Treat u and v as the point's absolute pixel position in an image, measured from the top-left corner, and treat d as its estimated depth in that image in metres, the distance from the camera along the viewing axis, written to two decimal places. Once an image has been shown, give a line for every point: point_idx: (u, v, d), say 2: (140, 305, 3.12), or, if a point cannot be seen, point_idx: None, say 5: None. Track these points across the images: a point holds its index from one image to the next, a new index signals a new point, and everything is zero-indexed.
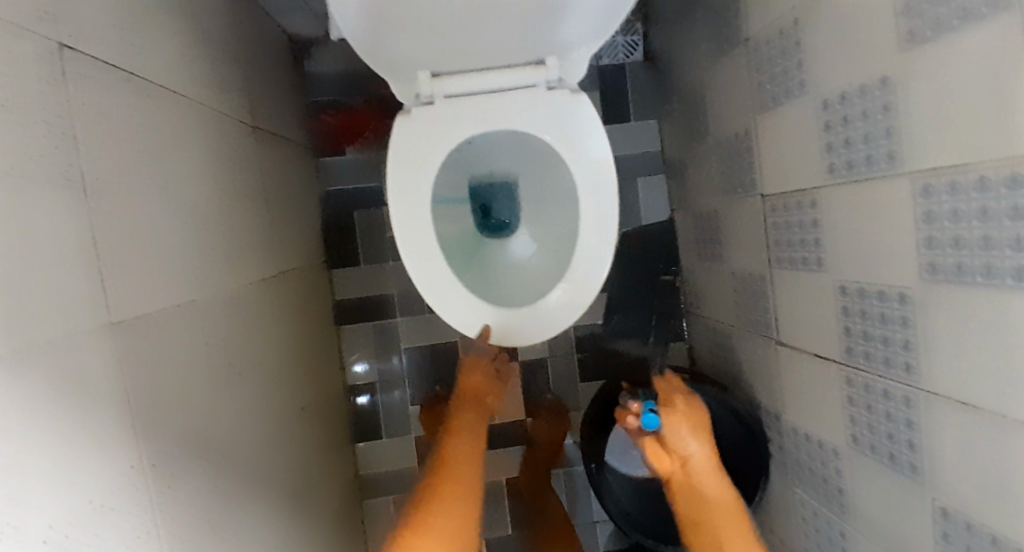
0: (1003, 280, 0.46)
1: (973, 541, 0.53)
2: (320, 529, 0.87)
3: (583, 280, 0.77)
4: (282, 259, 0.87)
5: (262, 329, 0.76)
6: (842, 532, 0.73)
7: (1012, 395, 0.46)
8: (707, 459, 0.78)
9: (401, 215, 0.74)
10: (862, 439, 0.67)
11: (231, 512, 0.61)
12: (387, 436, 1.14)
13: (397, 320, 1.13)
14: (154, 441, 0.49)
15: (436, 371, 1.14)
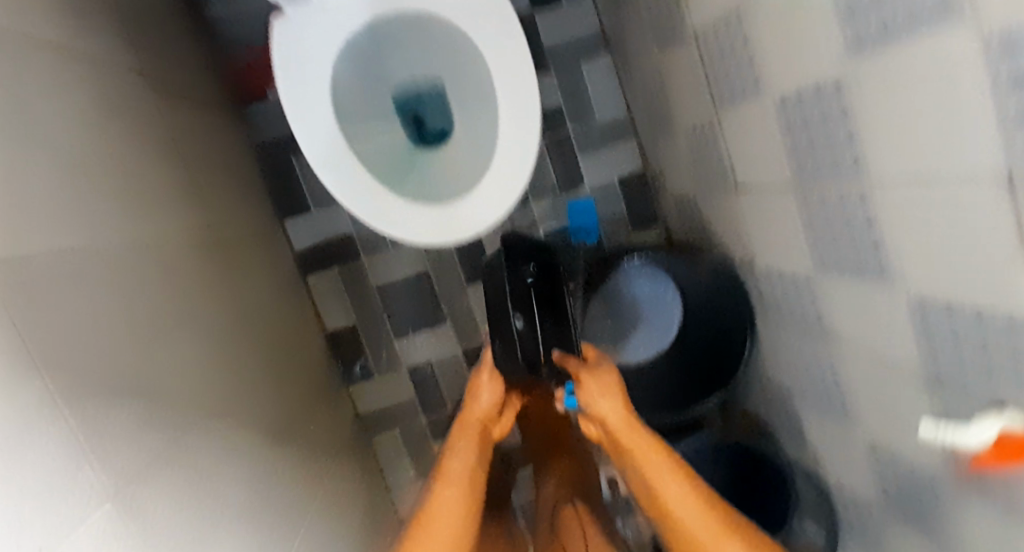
0: (923, 20, 0.38)
1: (956, 325, 0.48)
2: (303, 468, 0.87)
3: (511, 158, 0.75)
4: (207, 213, 0.84)
5: (194, 279, 0.73)
6: (831, 361, 0.70)
7: (954, 151, 0.40)
8: (618, 415, 0.71)
9: (309, 130, 0.74)
10: (828, 258, 0.63)
11: (176, 457, 0.60)
12: (379, 375, 1.15)
13: (362, 260, 1.11)
14: (68, 375, 0.47)
15: (417, 299, 1.13)
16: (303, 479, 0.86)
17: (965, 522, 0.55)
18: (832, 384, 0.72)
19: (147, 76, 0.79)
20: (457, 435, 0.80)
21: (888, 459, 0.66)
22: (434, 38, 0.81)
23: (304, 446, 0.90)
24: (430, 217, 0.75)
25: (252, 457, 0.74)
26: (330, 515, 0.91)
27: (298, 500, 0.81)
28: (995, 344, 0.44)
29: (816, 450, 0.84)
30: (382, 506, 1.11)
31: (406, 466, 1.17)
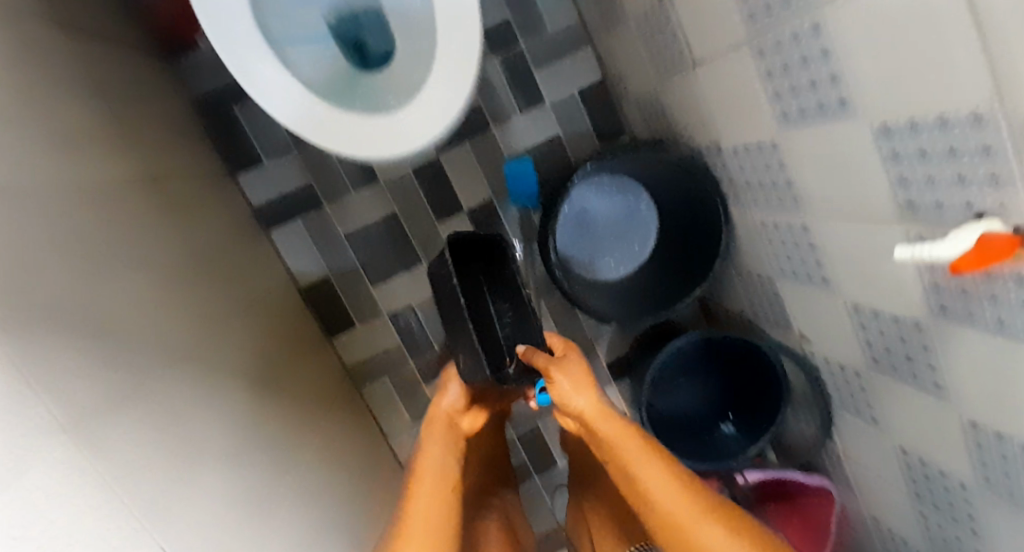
0: None
1: (922, 144, 0.45)
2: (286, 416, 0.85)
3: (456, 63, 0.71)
4: (143, 169, 0.79)
5: (133, 230, 0.69)
6: (804, 226, 0.69)
7: None
8: (597, 410, 0.66)
9: (241, 65, 0.71)
10: (789, 111, 0.60)
11: (149, 402, 0.56)
12: (360, 323, 1.12)
13: (323, 208, 1.07)
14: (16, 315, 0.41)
15: (387, 242, 1.09)
16: (288, 425, 0.85)
17: (957, 355, 0.54)
18: (806, 252, 0.71)
19: (59, 22, 0.74)
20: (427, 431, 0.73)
21: (870, 315, 0.65)
22: None
23: (284, 396, 0.88)
24: (379, 128, 0.73)
25: (227, 404, 0.72)
26: (321, 462, 0.89)
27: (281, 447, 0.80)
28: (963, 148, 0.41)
29: (802, 330, 0.82)
30: (380, 456, 1.10)
31: (401, 413, 1.16)
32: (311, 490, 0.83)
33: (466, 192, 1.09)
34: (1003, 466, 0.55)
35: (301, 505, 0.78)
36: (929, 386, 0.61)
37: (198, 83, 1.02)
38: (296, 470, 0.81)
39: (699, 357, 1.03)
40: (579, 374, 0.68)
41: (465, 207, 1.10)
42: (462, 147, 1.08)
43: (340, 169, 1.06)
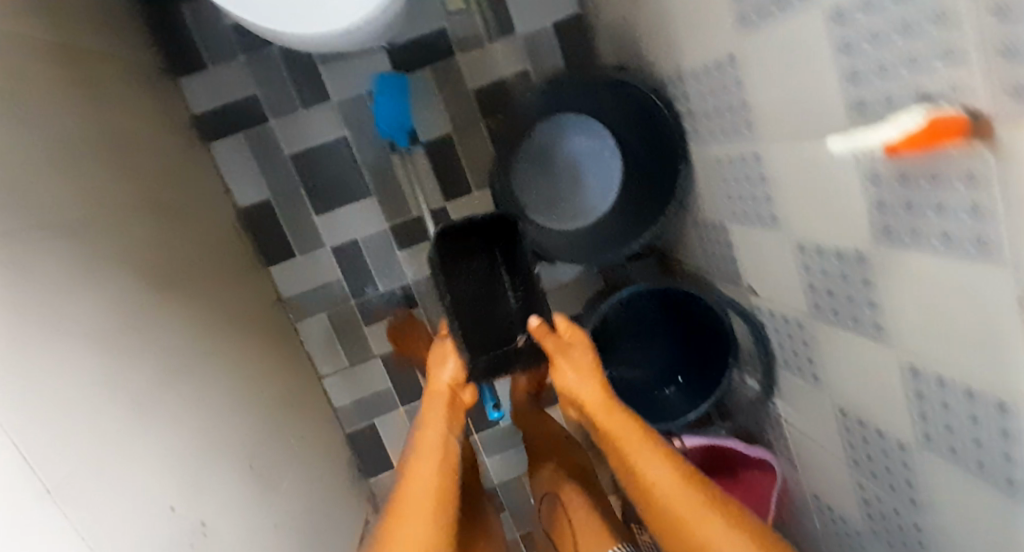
0: None
1: (875, 24, 0.40)
2: (203, 334, 0.80)
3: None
4: (69, 41, 0.72)
5: (46, 99, 0.62)
6: (756, 155, 0.63)
7: None
8: (596, 397, 0.67)
9: None
10: (748, 12, 0.54)
11: (27, 276, 0.50)
12: (300, 255, 1.05)
13: (270, 123, 1.00)
14: None
15: (333, 169, 1.02)
16: (194, 332, 0.78)
17: (905, 292, 0.49)
18: (759, 188, 0.65)
19: None
20: (439, 347, 0.72)
21: (816, 253, 0.60)
22: None
23: (194, 302, 0.80)
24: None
25: (120, 290, 0.64)
26: (228, 380, 0.82)
27: (187, 357, 0.74)
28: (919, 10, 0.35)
29: (752, 283, 0.78)
30: (308, 391, 1.05)
31: (338, 352, 1.10)
32: (210, 405, 0.75)
33: (423, 121, 1.03)
34: (946, 423, 0.51)
35: (195, 418, 0.70)
36: (870, 330, 0.56)
37: None
38: (195, 382, 0.74)
39: (653, 312, 1.00)
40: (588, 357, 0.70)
41: (422, 138, 1.03)
42: (421, 73, 1.01)
43: (290, 88, 0.99)
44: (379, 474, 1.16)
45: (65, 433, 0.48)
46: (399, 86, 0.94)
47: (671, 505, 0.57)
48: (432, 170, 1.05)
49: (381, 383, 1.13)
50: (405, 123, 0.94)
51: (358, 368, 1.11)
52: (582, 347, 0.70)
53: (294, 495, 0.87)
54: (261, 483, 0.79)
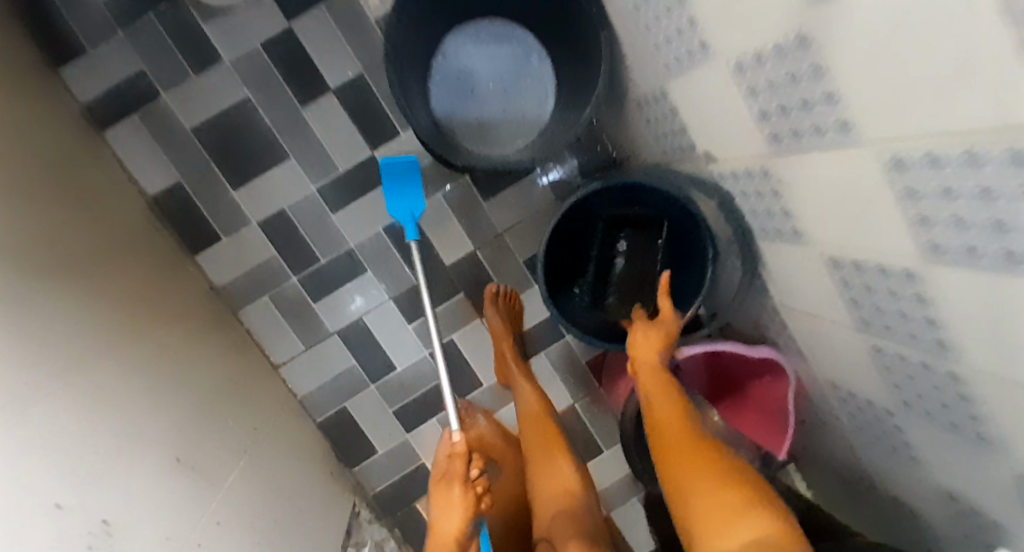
0: None
1: None
2: (119, 323, 0.71)
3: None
4: None
5: None
6: None
7: None
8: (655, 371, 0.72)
9: None
10: None
11: None
12: (224, 237, 0.97)
13: (164, 98, 0.93)
14: None
15: (242, 135, 0.94)
16: (101, 320, 0.68)
17: (851, 61, 0.39)
18: (682, 22, 0.57)
19: None
20: (438, 485, 0.68)
21: (754, 63, 0.49)
22: None
23: (97, 291, 0.70)
24: None
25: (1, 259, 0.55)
26: (150, 370, 0.72)
27: (107, 343, 0.66)
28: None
29: (706, 147, 0.67)
30: (262, 379, 0.97)
31: (290, 337, 1.02)
32: (134, 391, 0.66)
33: (329, 67, 0.93)
34: (952, 211, 0.38)
35: (108, 404, 0.60)
36: (835, 133, 0.45)
37: None
38: (115, 365, 0.65)
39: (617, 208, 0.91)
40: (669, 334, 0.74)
41: (330, 86, 0.94)
42: (315, 12, 0.91)
43: (174, 47, 0.91)
44: (363, 461, 1.07)
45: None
46: (409, 169, 0.86)
47: (700, 513, 0.56)
48: (350, 119, 0.95)
49: (344, 361, 1.03)
50: (412, 213, 0.86)
51: (316, 350, 1.02)
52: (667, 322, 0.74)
53: (243, 491, 0.76)
54: (198, 480, 0.69)
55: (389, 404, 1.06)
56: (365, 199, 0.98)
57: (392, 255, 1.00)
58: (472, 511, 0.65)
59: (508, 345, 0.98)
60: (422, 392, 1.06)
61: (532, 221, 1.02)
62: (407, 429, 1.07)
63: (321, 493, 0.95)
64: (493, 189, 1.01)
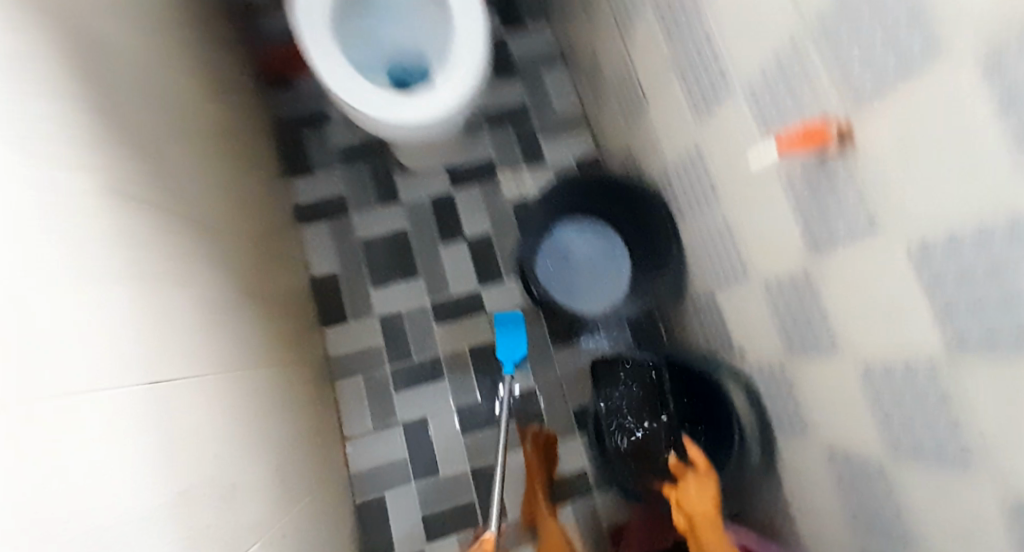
0: None
1: (782, 106, 0.58)
2: (272, 360, 0.92)
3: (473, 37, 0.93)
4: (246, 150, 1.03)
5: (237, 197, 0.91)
6: (723, 217, 0.78)
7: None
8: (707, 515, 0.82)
9: (336, 75, 0.91)
10: (699, 106, 0.75)
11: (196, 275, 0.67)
12: (351, 320, 1.23)
13: (350, 216, 1.26)
14: (153, 221, 0.58)
15: (393, 252, 1.25)
16: (269, 360, 0.88)
17: (845, 300, 0.60)
18: (734, 263, 0.79)
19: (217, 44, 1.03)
20: None
21: (778, 287, 0.71)
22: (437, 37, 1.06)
23: (272, 335, 0.92)
24: (386, 104, 0.92)
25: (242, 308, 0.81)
26: (282, 407, 0.90)
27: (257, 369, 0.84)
28: (807, 58, 0.53)
29: (742, 345, 0.87)
30: (334, 446, 1.12)
31: (364, 415, 1.19)
32: (264, 413, 0.83)
33: (470, 224, 1.27)
34: (902, 409, 0.56)
35: (256, 412, 0.78)
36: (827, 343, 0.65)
37: (282, 106, 1.29)
38: (266, 397, 0.84)
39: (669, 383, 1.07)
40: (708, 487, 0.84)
41: (466, 236, 1.27)
42: (474, 188, 1.28)
43: (371, 186, 1.27)
44: None
45: (188, 327, 0.60)
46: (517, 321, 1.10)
47: None
48: (473, 261, 1.26)
49: (399, 450, 1.18)
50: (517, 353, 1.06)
51: (381, 433, 1.18)
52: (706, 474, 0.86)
53: (305, 528, 0.88)
54: (284, 507, 0.83)
55: (422, 504, 1.16)
56: (464, 320, 1.23)
57: (470, 370, 1.21)
58: None
59: (540, 484, 1.10)
60: (455, 501, 1.16)
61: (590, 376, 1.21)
62: (429, 534, 1.15)
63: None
64: (563, 342, 1.23)
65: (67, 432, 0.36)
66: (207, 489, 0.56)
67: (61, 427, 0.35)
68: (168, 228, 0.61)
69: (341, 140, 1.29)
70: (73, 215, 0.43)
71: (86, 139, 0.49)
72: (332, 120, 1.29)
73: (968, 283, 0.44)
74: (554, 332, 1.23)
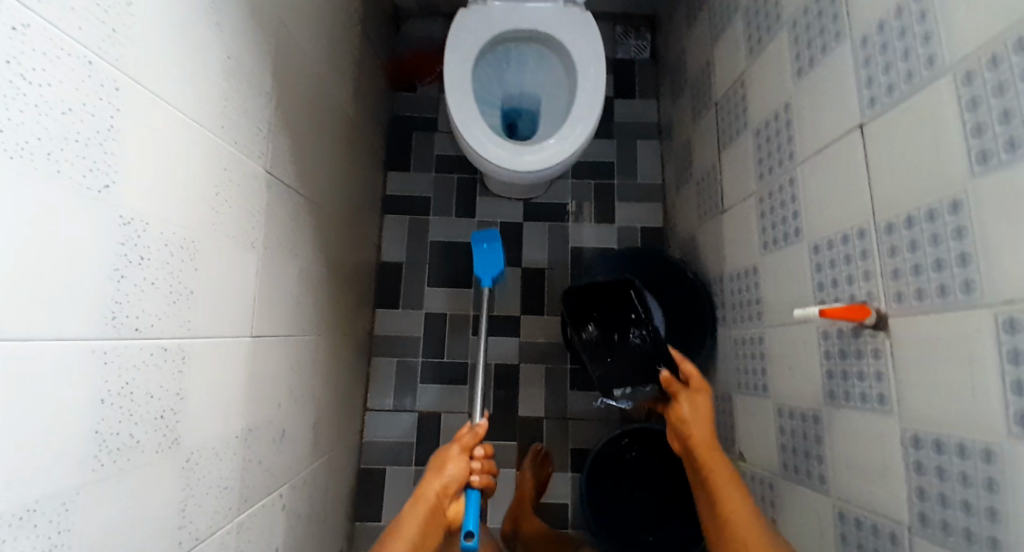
0: (879, 101, 0.61)
1: (836, 274, 0.68)
2: (330, 329, 1.05)
3: (586, 107, 1.05)
4: (354, 138, 1.17)
5: (332, 182, 1.05)
6: (761, 336, 0.87)
7: (850, 159, 0.66)
8: (703, 434, 0.85)
9: (462, 108, 1.04)
10: (768, 239, 0.85)
11: (277, 246, 0.80)
12: (402, 307, 1.35)
13: (429, 216, 1.40)
14: (243, 197, 0.70)
15: (455, 259, 1.37)
16: (321, 331, 1.00)
17: (842, 451, 0.68)
18: (758, 377, 0.88)
19: (362, 47, 1.20)
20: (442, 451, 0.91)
21: (788, 415, 0.79)
22: (555, 95, 1.19)
23: (330, 310, 1.05)
24: (495, 146, 1.04)
25: (308, 281, 0.93)
26: (324, 374, 1.02)
27: (315, 336, 0.96)
28: (871, 248, 0.63)
29: (743, 449, 0.95)
30: (356, 412, 1.24)
31: (387, 394, 1.31)
32: (311, 379, 0.95)
33: (530, 254, 1.37)
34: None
35: (299, 375, 0.90)
36: (817, 479, 0.73)
37: (399, 106, 1.45)
38: (314, 363, 0.96)
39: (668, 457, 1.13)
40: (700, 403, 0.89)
41: (523, 264, 1.37)
42: (543, 223, 1.39)
43: (455, 197, 1.41)
44: (365, 519, 1.24)
45: (268, 302, 0.78)
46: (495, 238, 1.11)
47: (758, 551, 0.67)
48: (522, 287, 1.35)
49: (408, 434, 1.29)
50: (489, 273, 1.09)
51: (397, 415, 1.30)
52: (701, 392, 0.90)
53: (318, 480, 1.00)
54: (307, 459, 0.94)
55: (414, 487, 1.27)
56: (498, 338, 1.33)
57: (490, 383, 1.31)
58: (452, 474, 0.86)
59: (528, 490, 1.18)
60: None
61: (596, 424, 1.29)
62: None
63: (338, 523, 1.14)
64: (580, 385, 1.31)
65: (175, 362, 0.56)
66: (251, 429, 0.73)
67: (173, 358, 0.56)
68: (260, 212, 0.74)
69: (442, 150, 1.43)
70: (217, 218, 0.64)
71: (207, 135, 0.62)
72: (440, 131, 1.44)
73: (945, 476, 0.53)
74: (574, 374, 1.31)
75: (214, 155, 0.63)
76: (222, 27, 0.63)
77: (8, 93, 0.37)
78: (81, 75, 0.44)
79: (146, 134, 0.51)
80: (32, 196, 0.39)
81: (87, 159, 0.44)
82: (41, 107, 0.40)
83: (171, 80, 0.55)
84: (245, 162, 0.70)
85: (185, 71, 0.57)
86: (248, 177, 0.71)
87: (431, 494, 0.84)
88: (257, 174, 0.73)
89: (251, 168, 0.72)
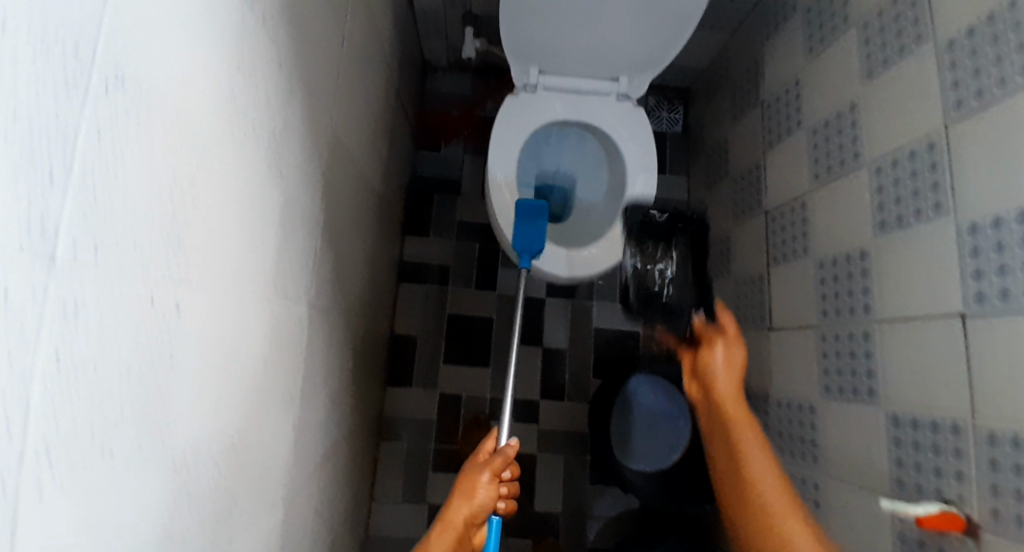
0: (988, 300, 0.57)
1: (921, 458, 0.65)
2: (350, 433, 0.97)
3: (634, 207, 1.00)
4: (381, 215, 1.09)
5: (361, 275, 0.97)
6: (815, 482, 0.83)
7: (946, 345, 0.62)
8: (732, 389, 0.81)
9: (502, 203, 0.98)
10: (831, 384, 0.81)
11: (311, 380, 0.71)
12: (416, 385, 1.28)
13: (448, 288, 1.32)
14: (286, 348, 0.61)
15: (473, 336, 1.31)
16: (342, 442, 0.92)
17: None
18: None
19: (393, 115, 1.12)
20: (472, 470, 0.79)
21: None
22: (594, 183, 1.14)
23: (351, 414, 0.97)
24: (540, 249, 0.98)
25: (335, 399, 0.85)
26: (341, 487, 0.94)
27: (338, 452, 0.89)
28: (968, 451, 0.59)
29: None
30: (364, 504, 1.16)
31: (397, 481, 1.23)
32: (330, 501, 0.87)
33: (552, 334, 1.31)
34: None
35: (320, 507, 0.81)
36: None
37: (421, 166, 1.37)
38: (333, 482, 0.88)
39: None
40: (734, 354, 0.84)
41: (545, 344, 1.31)
42: (567, 301, 1.33)
43: (476, 267, 1.34)
44: None
45: (299, 447, 0.69)
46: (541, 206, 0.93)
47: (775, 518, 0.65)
48: (543, 369, 1.30)
49: (416, 525, 1.21)
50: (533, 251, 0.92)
51: (405, 503, 1.22)
52: (738, 342, 0.84)
53: None
54: None
55: None
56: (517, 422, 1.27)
57: None
58: (478, 507, 0.76)
59: None
60: None
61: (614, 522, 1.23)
62: None
63: None
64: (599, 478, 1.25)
65: None
66: None
67: None
68: (298, 355, 0.66)
69: (463, 216, 1.36)
70: (260, 389, 0.55)
71: (259, 302, 0.53)
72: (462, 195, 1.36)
73: None
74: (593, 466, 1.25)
75: (263, 319, 0.54)
76: (279, 173, 0.55)
77: (59, 389, 0.28)
78: (145, 315, 0.34)
79: (206, 339, 0.43)
80: (86, 509, 0.30)
81: (146, 412, 0.36)
82: (98, 378, 0.31)
83: (231, 258, 0.46)
84: (289, 306, 0.61)
85: (245, 240, 0.49)
86: (292, 323, 0.62)
87: (458, 521, 0.74)
88: (300, 313, 0.65)
89: (295, 310, 0.63)
